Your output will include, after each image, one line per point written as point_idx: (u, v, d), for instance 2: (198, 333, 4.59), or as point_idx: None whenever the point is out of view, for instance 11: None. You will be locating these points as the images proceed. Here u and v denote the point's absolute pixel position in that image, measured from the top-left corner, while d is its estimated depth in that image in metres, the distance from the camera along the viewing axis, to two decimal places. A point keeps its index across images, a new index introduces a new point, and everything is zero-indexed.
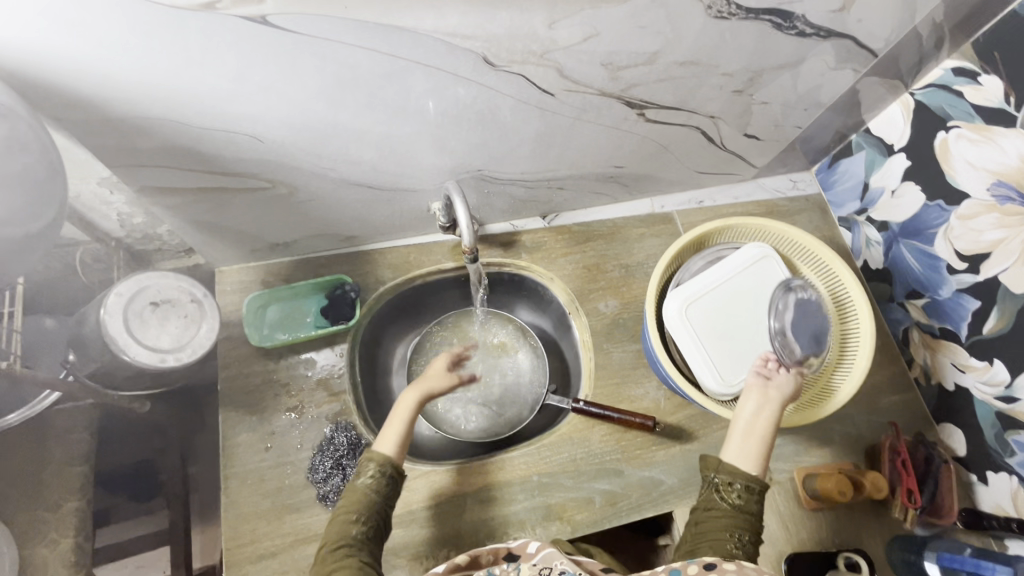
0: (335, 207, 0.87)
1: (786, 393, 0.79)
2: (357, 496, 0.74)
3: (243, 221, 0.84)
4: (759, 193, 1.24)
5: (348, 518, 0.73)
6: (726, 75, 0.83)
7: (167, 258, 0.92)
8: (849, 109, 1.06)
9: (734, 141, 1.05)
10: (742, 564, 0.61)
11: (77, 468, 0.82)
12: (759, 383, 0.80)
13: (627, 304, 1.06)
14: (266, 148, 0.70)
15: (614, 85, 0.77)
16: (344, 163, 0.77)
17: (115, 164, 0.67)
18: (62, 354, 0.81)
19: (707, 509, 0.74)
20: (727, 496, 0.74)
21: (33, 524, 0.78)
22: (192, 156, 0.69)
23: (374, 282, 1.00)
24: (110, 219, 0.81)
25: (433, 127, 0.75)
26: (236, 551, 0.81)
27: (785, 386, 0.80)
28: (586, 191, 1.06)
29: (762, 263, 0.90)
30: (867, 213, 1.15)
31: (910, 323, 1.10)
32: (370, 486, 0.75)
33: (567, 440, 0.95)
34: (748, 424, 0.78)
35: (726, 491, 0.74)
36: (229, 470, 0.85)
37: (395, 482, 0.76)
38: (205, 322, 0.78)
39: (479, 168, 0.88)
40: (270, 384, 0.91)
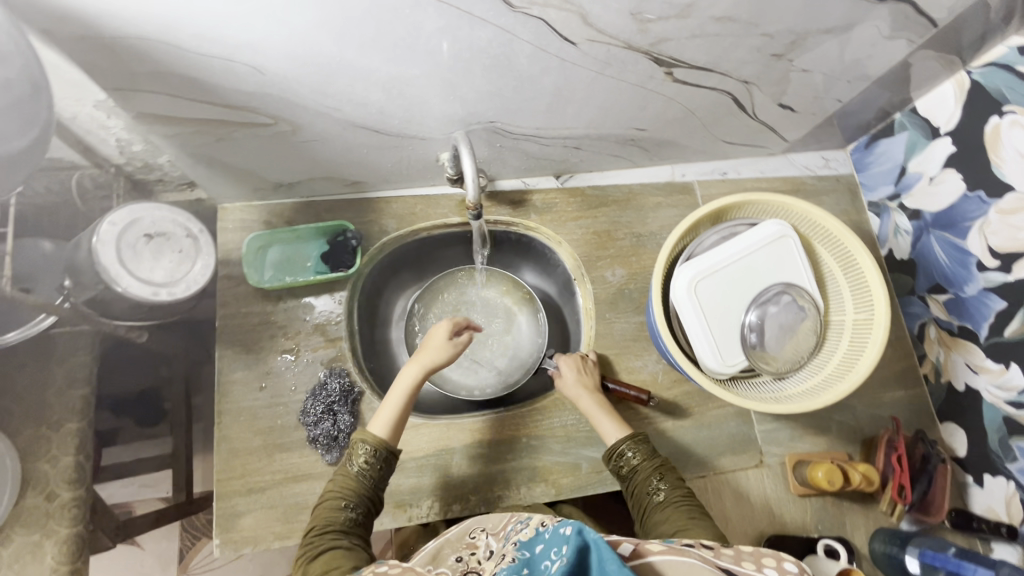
0: (339, 149, 0.84)
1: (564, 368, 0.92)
2: (347, 479, 0.73)
3: (245, 158, 0.82)
4: (787, 168, 1.18)
5: (336, 503, 0.71)
6: (765, 36, 0.76)
7: (168, 190, 0.90)
8: (897, 84, 0.96)
9: (767, 111, 0.99)
10: (741, 548, 0.53)
11: (78, 391, 0.87)
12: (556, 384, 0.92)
13: (635, 274, 1.03)
14: (266, 80, 0.66)
15: (641, 39, 0.71)
16: (351, 103, 0.73)
17: (110, 87, 0.64)
18: (59, 279, 0.79)
19: (631, 479, 0.80)
20: (627, 463, 0.80)
21: (36, 439, 0.84)
22: (189, 85, 0.65)
23: (378, 232, 0.98)
24: (109, 144, 0.79)
25: (445, 69, 0.70)
26: (226, 484, 0.83)
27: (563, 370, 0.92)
28: (603, 153, 1.01)
29: (778, 242, 0.86)
30: (900, 199, 1.09)
31: (927, 317, 1.06)
32: (360, 469, 0.74)
33: (560, 406, 0.94)
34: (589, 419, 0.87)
35: (626, 458, 0.80)
36: (223, 406, 0.86)
37: (386, 462, 0.76)
38: (200, 258, 0.76)
39: (492, 120, 0.84)
40: (267, 325, 0.90)
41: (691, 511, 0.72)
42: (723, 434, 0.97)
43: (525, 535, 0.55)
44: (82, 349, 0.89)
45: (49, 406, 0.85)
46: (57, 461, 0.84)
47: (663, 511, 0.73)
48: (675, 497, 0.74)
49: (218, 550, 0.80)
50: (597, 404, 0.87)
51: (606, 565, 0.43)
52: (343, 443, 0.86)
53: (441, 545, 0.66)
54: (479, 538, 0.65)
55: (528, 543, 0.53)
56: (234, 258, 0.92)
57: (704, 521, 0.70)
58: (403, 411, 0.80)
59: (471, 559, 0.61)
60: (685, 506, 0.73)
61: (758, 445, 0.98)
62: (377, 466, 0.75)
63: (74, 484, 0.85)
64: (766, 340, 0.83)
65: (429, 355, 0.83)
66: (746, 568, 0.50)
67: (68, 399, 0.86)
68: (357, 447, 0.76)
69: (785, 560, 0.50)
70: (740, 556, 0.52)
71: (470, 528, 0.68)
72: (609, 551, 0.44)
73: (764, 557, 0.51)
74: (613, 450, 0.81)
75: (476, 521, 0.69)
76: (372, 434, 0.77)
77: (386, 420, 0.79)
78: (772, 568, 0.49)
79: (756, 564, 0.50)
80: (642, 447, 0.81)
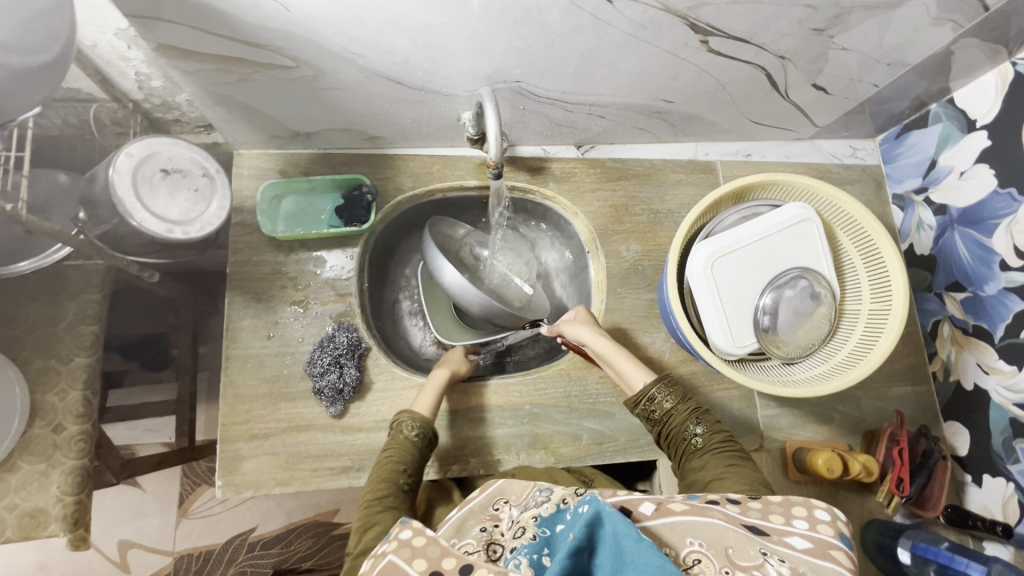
0: (360, 100, 0.82)
1: (584, 316, 0.92)
2: (401, 449, 0.75)
3: (265, 101, 0.80)
4: (813, 155, 1.15)
5: (395, 466, 0.73)
6: (808, 8, 0.73)
7: (185, 131, 0.90)
8: (938, 73, 0.92)
9: (799, 92, 0.96)
10: (768, 501, 0.54)
11: (89, 328, 0.87)
12: (571, 328, 0.90)
13: (649, 250, 1.02)
14: (292, 20, 0.64)
15: (680, 2, 0.69)
16: (377, 51, 0.72)
17: (131, 15, 0.62)
18: (73, 210, 0.76)
19: (664, 422, 0.78)
20: (659, 407, 0.78)
21: (47, 371, 0.85)
22: (213, 19, 0.63)
23: (394, 189, 0.96)
24: (128, 78, 0.77)
25: (475, 22, 0.68)
26: (231, 428, 0.84)
27: (577, 318, 0.92)
28: (627, 124, 0.99)
29: (800, 226, 0.84)
30: (926, 193, 1.06)
31: (942, 315, 1.04)
32: (412, 441, 0.77)
33: (564, 376, 0.94)
34: (608, 363, 0.87)
35: (658, 402, 0.79)
36: (230, 352, 0.86)
37: (431, 440, 0.79)
38: (216, 199, 0.76)
39: (518, 80, 0.82)
40: (277, 275, 0.90)
41: (730, 458, 0.71)
42: (725, 416, 0.97)
43: (547, 510, 0.52)
44: (94, 285, 0.89)
45: (60, 340, 0.86)
46: (65, 394, 0.85)
47: (701, 457, 0.73)
48: (713, 443, 0.74)
49: (219, 492, 0.81)
50: (617, 347, 0.86)
51: (619, 538, 0.43)
52: (347, 396, 0.86)
53: (465, 514, 0.60)
54: (503, 509, 0.60)
55: (550, 519, 0.51)
56: (248, 206, 0.91)
57: (741, 468, 0.69)
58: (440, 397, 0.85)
59: (494, 533, 0.57)
60: (723, 452, 0.72)
61: (759, 429, 0.98)
62: (424, 442, 0.78)
63: (81, 418, 0.85)
64: (778, 324, 0.82)
65: (457, 358, 0.93)
66: (775, 521, 0.51)
67: (78, 334, 0.87)
68: (405, 422, 0.79)
69: (816, 509, 0.51)
70: (767, 508, 0.53)
71: (494, 496, 0.62)
72: (625, 525, 0.44)
73: (793, 506, 0.52)
74: (642, 394, 0.79)
75: (500, 486, 0.63)
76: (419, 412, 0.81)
77: (428, 403, 0.84)
78: (802, 519, 0.50)
79: (785, 517, 0.51)
80: (673, 390, 0.79)
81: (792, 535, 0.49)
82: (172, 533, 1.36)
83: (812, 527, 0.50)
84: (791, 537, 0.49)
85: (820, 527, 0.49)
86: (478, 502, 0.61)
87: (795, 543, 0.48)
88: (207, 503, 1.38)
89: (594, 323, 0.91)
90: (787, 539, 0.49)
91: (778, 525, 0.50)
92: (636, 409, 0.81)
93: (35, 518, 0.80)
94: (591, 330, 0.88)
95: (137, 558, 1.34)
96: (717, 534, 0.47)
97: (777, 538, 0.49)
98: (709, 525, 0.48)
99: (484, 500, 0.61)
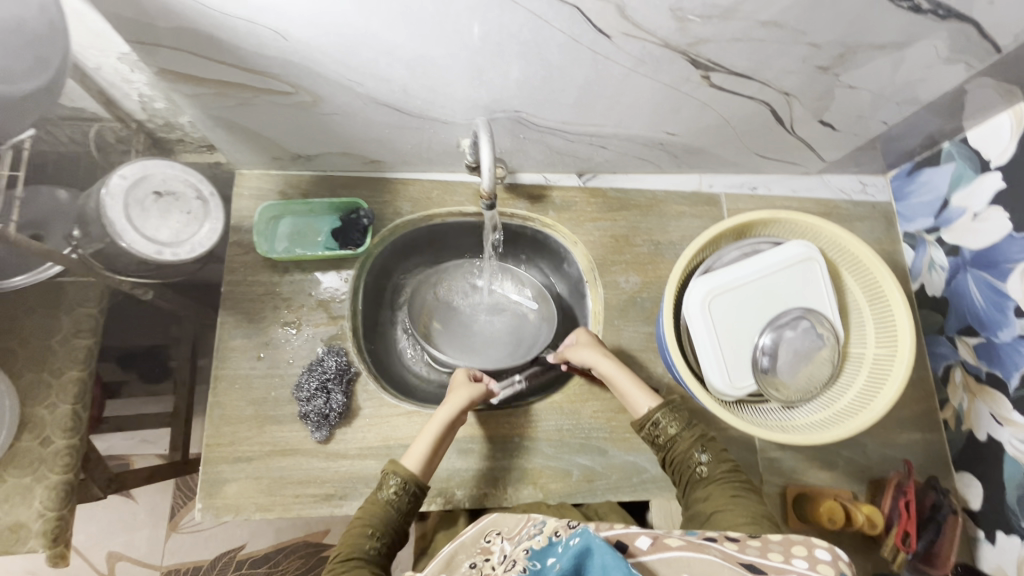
0: (360, 125, 0.83)
1: (587, 337, 0.91)
2: (378, 508, 0.71)
3: (266, 125, 0.81)
4: (821, 189, 1.13)
5: (363, 530, 0.69)
6: (812, 46, 0.72)
7: (189, 150, 0.91)
8: (951, 112, 0.90)
9: (806, 127, 0.94)
10: (769, 539, 0.50)
11: (83, 341, 0.88)
12: (574, 351, 0.90)
13: (648, 283, 1.00)
14: (290, 48, 0.65)
15: (680, 37, 0.68)
16: (375, 79, 0.72)
17: (133, 40, 0.63)
18: (69, 228, 0.77)
19: (668, 449, 0.77)
20: (664, 433, 0.77)
21: (39, 384, 0.85)
22: (211, 45, 0.64)
23: (391, 213, 0.96)
24: (132, 99, 0.78)
25: (473, 54, 0.68)
26: (214, 449, 0.83)
27: (579, 340, 0.92)
28: (629, 155, 0.98)
29: (802, 265, 0.82)
30: (939, 233, 1.03)
31: (954, 360, 1.00)
32: (390, 500, 0.72)
33: (557, 409, 0.92)
34: (613, 384, 0.86)
35: (663, 428, 0.77)
36: (219, 372, 0.86)
37: (416, 499, 0.74)
38: (208, 222, 0.76)
39: (517, 110, 0.82)
40: (271, 296, 0.90)
41: (733, 488, 0.70)
42: None
43: (538, 543, 0.50)
44: (91, 300, 0.90)
45: (54, 353, 0.86)
46: (55, 408, 0.85)
47: (706, 488, 0.71)
48: (717, 473, 0.72)
49: (199, 514, 0.80)
50: (620, 369, 0.85)
51: (608, 569, 0.41)
52: (333, 422, 0.85)
53: (456, 548, 0.59)
54: (495, 541, 0.58)
55: (540, 552, 0.48)
56: (247, 226, 0.92)
57: (745, 500, 0.68)
58: (433, 449, 0.78)
59: (484, 567, 0.54)
60: (728, 483, 0.70)
61: (759, 473, 0.94)
62: (404, 502, 0.73)
63: (68, 432, 0.85)
64: (778, 367, 0.79)
65: (456, 395, 0.84)
66: (772, 558, 0.46)
67: (73, 347, 0.87)
68: (389, 478, 0.74)
69: (817, 547, 0.46)
70: (767, 546, 0.49)
71: (487, 528, 0.60)
72: (614, 556, 0.42)
73: (793, 544, 0.47)
74: (646, 419, 0.78)
75: (494, 519, 0.61)
76: (404, 468, 0.75)
77: (419, 454, 0.77)
78: (802, 558, 0.45)
79: (784, 556, 0.46)
80: (678, 416, 0.77)
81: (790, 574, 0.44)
82: (161, 547, 1.35)
83: (811, 567, 0.44)
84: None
85: (821, 567, 0.44)
86: (471, 535, 0.60)
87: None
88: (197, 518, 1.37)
89: (597, 343, 0.91)
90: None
91: (774, 563, 0.45)
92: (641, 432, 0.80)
93: (16, 532, 0.80)
94: (594, 353, 0.87)
95: (125, 571, 1.33)
96: (710, 568, 0.44)
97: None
98: (703, 561, 0.45)
99: (475, 533, 0.60)
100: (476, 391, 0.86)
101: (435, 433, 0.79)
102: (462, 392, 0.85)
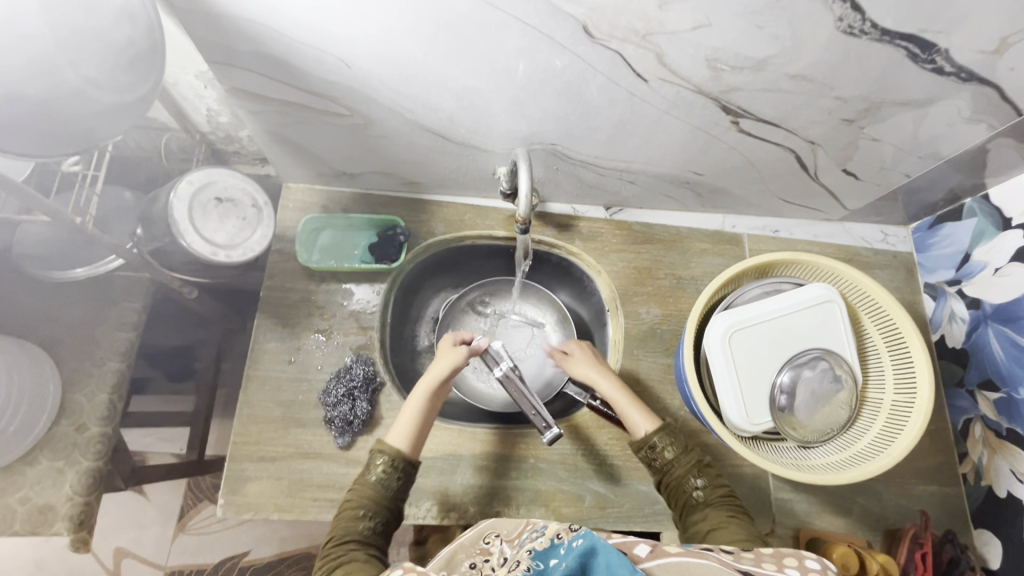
0: (405, 148, 0.88)
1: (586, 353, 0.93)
2: (366, 489, 0.73)
3: (318, 143, 0.87)
4: (842, 236, 1.15)
5: (354, 513, 0.71)
6: (839, 99, 0.76)
7: (243, 162, 0.98)
8: (973, 169, 0.92)
9: (829, 176, 0.97)
10: (760, 551, 0.53)
11: (125, 334, 0.92)
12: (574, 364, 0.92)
13: (669, 315, 1.03)
14: (352, 75, 0.71)
15: (713, 85, 0.72)
16: (424, 107, 0.77)
17: (213, 61, 0.69)
18: (132, 227, 0.84)
19: (665, 472, 0.78)
20: (661, 456, 0.78)
21: (80, 371, 0.89)
22: (283, 69, 0.70)
23: (425, 233, 1.01)
24: (200, 113, 0.85)
25: (517, 90, 0.73)
26: (241, 447, 0.86)
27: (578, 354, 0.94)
28: (657, 191, 1.01)
29: (822, 307, 0.83)
30: (960, 285, 1.04)
31: (974, 413, 1.00)
32: (378, 479, 0.74)
33: (573, 433, 0.94)
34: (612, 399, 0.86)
35: (660, 450, 0.78)
36: (252, 372, 0.89)
37: (406, 475, 0.75)
38: (260, 228, 0.85)
39: (553, 143, 0.87)
40: (306, 303, 0.94)
41: (730, 510, 0.71)
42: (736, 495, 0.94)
43: (541, 544, 0.52)
44: (137, 295, 0.94)
45: (97, 343, 0.91)
46: (93, 396, 0.89)
47: (702, 510, 0.72)
48: (713, 497, 0.73)
49: (221, 510, 0.82)
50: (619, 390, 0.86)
51: (613, 567, 0.44)
52: (356, 429, 0.87)
53: (455, 548, 0.59)
54: (494, 543, 0.59)
55: (543, 553, 0.50)
56: (289, 235, 0.97)
57: (741, 522, 0.69)
58: (419, 424, 0.79)
59: (485, 568, 0.55)
60: (724, 506, 0.72)
61: (772, 512, 0.94)
62: (393, 478, 0.74)
63: (103, 420, 0.89)
64: (795, 405, 0.80)
65: (437, 365, 0.84)
66: (767, 567, 0.50)
67: (116, 339, 0.92)
68: (375, 460, 0.75)
69: (806, 558, 0.51)
70: (761, 557, 0.51)
71: (485, 530, 0.61)
72: (618, 556, 0.44)
73: (784, 556, 0.51)
74: (643, 441, 0.79)
75: (491, 521, 0.62)
76: (391, 445, 0.76)
77: (404, 430, 0.78)
78: (794, 568, 0.50)
79: (777, 565, 0.50)
80: (674, 440, 0.79)
81: None
82: (168, 546, 1.36)
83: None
84: None
85: (811, 575, 0.49)
86: (469, 536, 0.60)
87: None
88: (205, 520, 1.38)
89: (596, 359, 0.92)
90: None
91: (770, 572, 0.49)
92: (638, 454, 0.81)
93: (45, 514, 0.83)
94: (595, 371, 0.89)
95: (129, 567, 1.34)
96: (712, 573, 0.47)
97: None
98: (703, 566, 0.47)
99: (474, 535, 0.60)
100: (458, 358, 0.85)
101: (416, 407, 0.81)
102: (444, 361, 0.85)
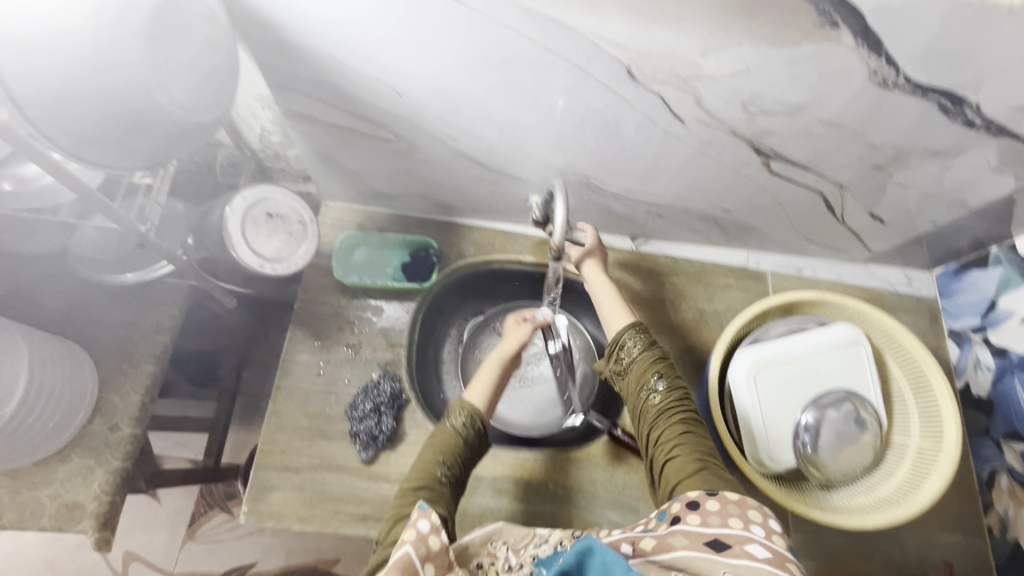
0: (444, 173, 0.91)
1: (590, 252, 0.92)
2: (447, 437, 0.74)
3: (361, 165, 0.91)
4: (866, 278, 1.16)
5: (435, 458, 0.72)
6: (869, 146, 0.78)
7: (287, 179, 1.02)
8: (999, 219, 0.93)
9: (855, 218, 0.99)
10: (726, 501, 0.58)
11: (160, 338, 0.95)
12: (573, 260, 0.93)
13: (691, 348, 1.04)
14: (403, 104, 0.75)
15: (747, 128, 0.75)
16: (467, 136, 0.81)
17: (275, 86, 0.74)
18: (183, 236, 0.88)
19: (629, 368, 0.81)
20: (627, 353, 0.81)
21: (117, 372, 0.92)
22: (340, 95, 0.74)
23: (456, 255, 1.04)
24: (254, 131, 0.90)
25: (558, 124, 0.77)
26: (267, 455, 0.87)
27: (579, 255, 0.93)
28: (684, 225, 1.04)
29: (848, 348, 0.84)
30: (986, 333, 1.03)
31: (1000, 464, 0.98)
32: (458, 431, 0.75)
33: (593, 461, 0.94)
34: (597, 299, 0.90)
35: (628, 349, 0.81)
36: (282, 382, 0.91)
37: (482, 434, 0.77)
38: (305, 243, 0.88)
39: (586, 175, 0.89)
40: (338, 317, 0.96)
41: (685, 425, 0.73)
42: None
43: (545, 552, 0.57)
44: (176, 301, 0.97)
45: (135, 345, 0.94)
46: (127, 396, 0.91)
47: (656, 414, 0.75)
48: (668, 401, 0.75)
49: (243, 517, 0.84)
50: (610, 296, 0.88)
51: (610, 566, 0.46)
52: (380, 444, 0.88)
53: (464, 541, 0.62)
54: (499, 548, 0.61)
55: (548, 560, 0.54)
56: (325, 251, 1.00)
57: (694, 438, 0.71)
58: (495, 391, 0.82)
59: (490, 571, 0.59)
60: (678, 414, 0.74)
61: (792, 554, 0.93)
62: (472, 431, 0.76)
63: (135, 421, 0.91)
64: (821, 445, 0.80)
65: (511, 336, 0.88)
66: (734, 527, 0.55)
67: (152, 342, 0.95)
68: (456, 414, 0.77)
69: (770, 518, 0.56)
70: (727, 509, 0.57)
71: (493, 533, 0.63)
72: (614, 554, 0.46)
73: (749, 509, 0.57)
74: (614, 340, 0.83)
75: (499, 527, 0.64)
76: (470, 404, 0.78)
77: (481, 392, 0.81)
78: (758, 526, 0.55)
79: (744, 522, 0.55)
80: (642, 337, 0.82)
81: (752, 543, 0.53)
82: (176, 553, 1.35)
83: (767, 535, 0.54)
84: (752, 544, 0.53)
85: (774, 537, 0.54)
86: (476, 537, 0.62)
87: (755, 552, 0.53)
88: (215, 528, 1.37)
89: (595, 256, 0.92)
90: (747, 548, 0.53)
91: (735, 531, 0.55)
92: (609, 353, 0.84)
93: (72, 511, 0.85)
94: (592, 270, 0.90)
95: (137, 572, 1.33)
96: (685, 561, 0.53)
97: (737, 548, 0.53)
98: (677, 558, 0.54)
99: (481, 535, 0.63)
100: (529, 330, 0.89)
101: (493, 373, 0.83)
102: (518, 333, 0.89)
